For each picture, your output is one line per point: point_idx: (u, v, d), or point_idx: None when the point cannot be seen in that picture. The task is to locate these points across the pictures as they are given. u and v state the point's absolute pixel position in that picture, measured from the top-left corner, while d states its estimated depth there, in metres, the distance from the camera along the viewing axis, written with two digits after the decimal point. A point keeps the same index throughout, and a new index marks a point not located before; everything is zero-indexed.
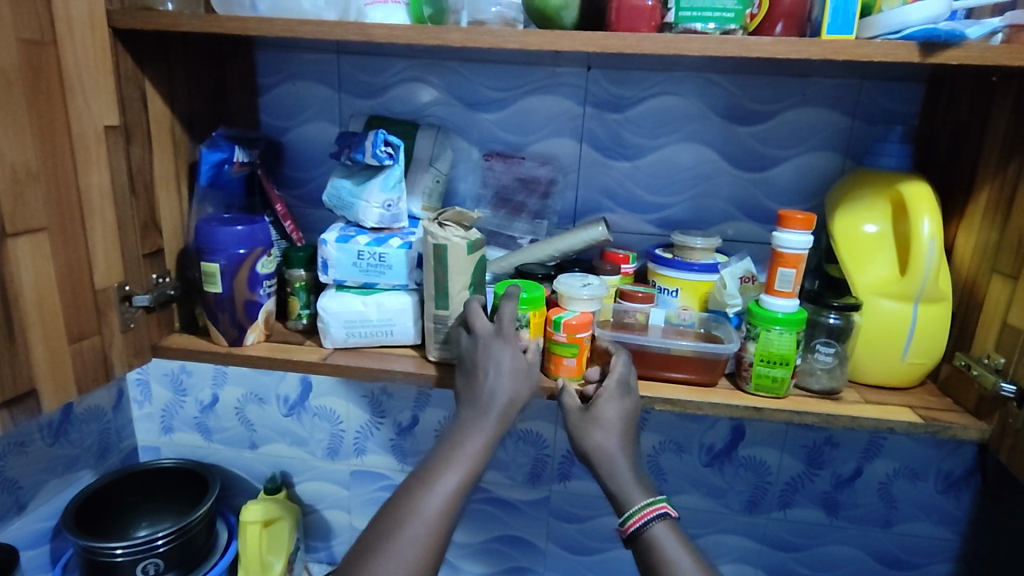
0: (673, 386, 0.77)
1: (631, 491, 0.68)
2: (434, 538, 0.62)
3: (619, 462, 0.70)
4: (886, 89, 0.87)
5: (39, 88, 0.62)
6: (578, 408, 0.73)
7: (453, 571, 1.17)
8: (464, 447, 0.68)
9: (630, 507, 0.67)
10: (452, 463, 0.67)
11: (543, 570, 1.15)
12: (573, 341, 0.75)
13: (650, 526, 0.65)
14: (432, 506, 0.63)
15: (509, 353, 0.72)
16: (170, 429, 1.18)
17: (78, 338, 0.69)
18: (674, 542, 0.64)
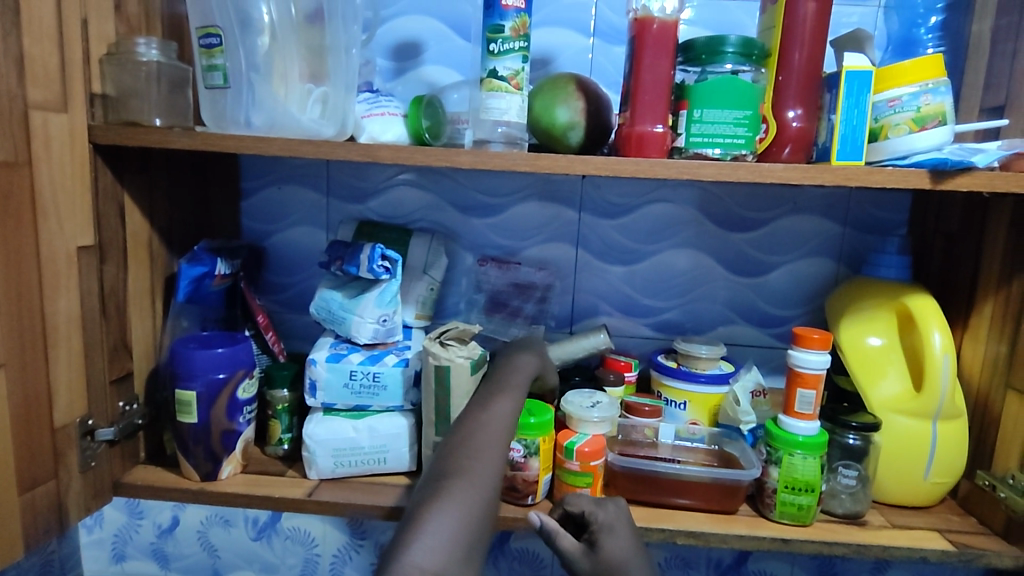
0: (688, 513, 0.72)
1: None
2: (484, 508, 0.48)
3: (643, 574, 0.63)
4: (874, 199, 0.89)
5: (8, 212, 0.57)
6: (581, 549, 0.64)
7: None
8: (488, 424, 0.58)
9: None
10: (482, 440, 0.56)
11: None
12: (586, 470, 0.71)
13: None
14: (471, 477, 0.51)
15: (523, 368, 0.70)
16: (122, 557, 1.06)
17: (31, 486, 0.61)
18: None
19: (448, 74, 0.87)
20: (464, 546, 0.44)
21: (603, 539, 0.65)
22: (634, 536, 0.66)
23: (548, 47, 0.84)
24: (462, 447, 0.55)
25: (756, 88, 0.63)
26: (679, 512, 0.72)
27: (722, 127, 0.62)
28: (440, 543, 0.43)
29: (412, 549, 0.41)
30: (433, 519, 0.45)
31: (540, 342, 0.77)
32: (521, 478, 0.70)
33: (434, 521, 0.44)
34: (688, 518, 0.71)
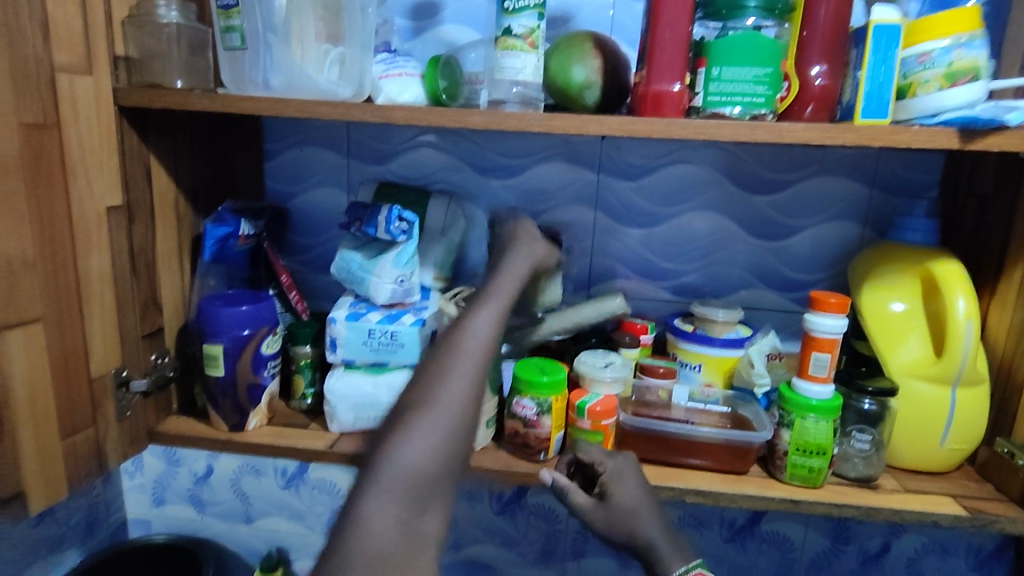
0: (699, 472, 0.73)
1: (667, 553, 0.65)
2: (448, 437, 0.50)
3: (652, 521, 0.66)
4: (904, 160, 0.86)
5: (39, 173, 0.59)
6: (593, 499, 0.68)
7: None
8: (469, 334, 0.57)
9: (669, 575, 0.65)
10: (476, 349, 0.56)
11: None
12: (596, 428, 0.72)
13: None
14: (441, 406, 0.51)
15: (515, 272, 0.67)
16: (162, 501, 1.13)
17: (71, 433, 0.65)
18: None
19: (466, 32, 0.86)
20: (421, 490, 0.47)
21: (614, 490, 0.67)
22: (643, 484, 0.68)
23: (567, 3, 0.82)
24: (439, 361, 0.55)
25: (778, 44, 0.61)
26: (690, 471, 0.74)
27: (741, 85, 0.61)
28: (397, 487, 0.46)
29: (369, 497, 0.46)
30: (390, 462, 0.47)
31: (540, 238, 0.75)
32: (534, 435, 0.72)
33: (389, 468, 0.47)
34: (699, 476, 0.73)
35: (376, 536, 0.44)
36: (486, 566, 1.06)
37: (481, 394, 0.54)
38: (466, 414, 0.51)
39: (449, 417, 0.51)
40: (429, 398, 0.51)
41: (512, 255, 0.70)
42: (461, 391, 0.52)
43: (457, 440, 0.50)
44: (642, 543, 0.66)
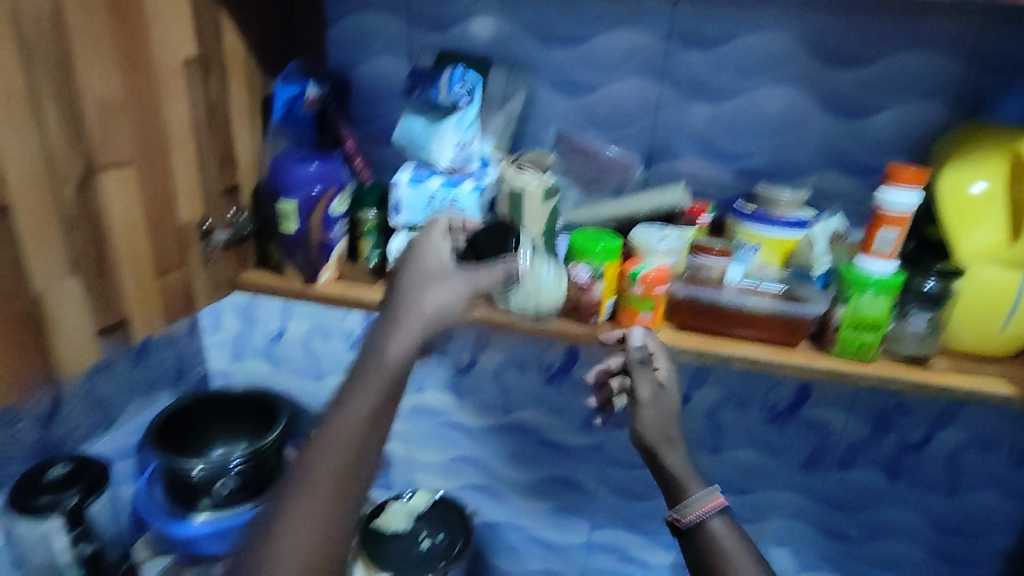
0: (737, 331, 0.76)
1: (689, 481, 0.69)
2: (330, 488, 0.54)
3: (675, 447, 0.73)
4: (1011, 30, 0.78)
5: (122, 19, 0.61)
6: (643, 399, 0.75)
7: (505, 503, 1.21)
8: (369, 364, 0.59)
9: (689, 499, 0.67)
10: (342, 436, 0.55)
11: (592, 511, 1.17)
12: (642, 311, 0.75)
13: (708, 520, 0.65)
14: (318, 486, 0.53)
15: (428, 261, 0.66)
16: (241, 356, 1.23)
17: (163, 271, 0.72)
18: (732, 536, 0.63)
19: None
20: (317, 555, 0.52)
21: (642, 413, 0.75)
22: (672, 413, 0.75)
23: None
24: (349, 386, 0.58)
25: None
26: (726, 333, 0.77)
27: None
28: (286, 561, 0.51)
29: None
30: (278, 536, 0.51)
31: (446, 265, 0.66)
32: (586, 299, 0.75)
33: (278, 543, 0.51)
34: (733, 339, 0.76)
35: None
36: (531, 431, 1.14)
37: (374, 461, 0.56)
38: (339, 475, 0.54)
39: (312, 495, 0.53)
40: (310, 462, 0.54)
41: (402, 279, 0.65)
42: (335, 461, 0.54)
43: (336, 489, 0.53)
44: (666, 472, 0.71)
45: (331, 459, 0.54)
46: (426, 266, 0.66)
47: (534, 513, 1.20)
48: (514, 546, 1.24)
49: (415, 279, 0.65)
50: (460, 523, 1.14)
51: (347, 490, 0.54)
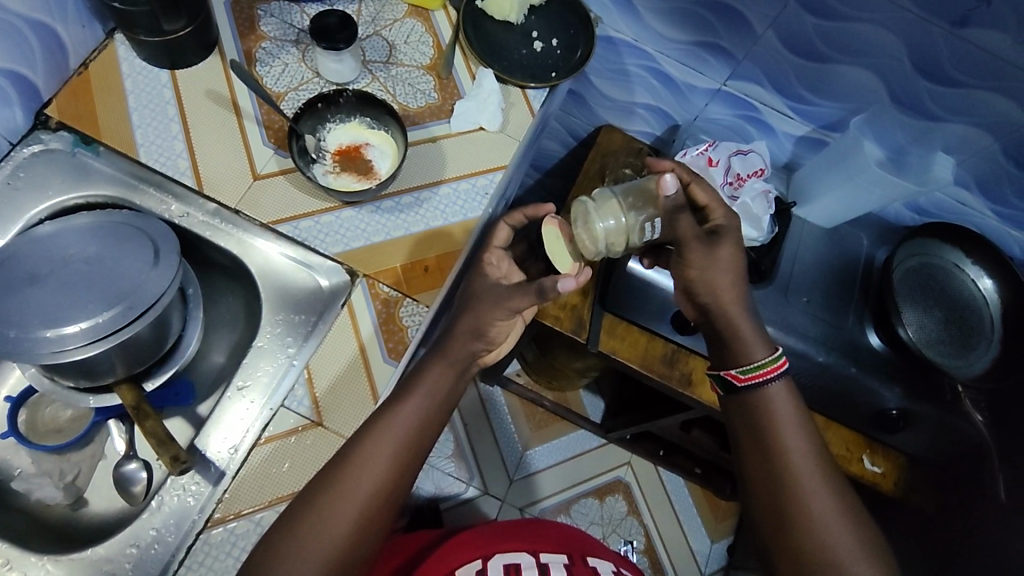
0: (818, 492, 0.64)
1: (755, 347, 0.73)
2: (424, 406, 0.67)
3: (738, 312, 0.75)
4: None
5: None
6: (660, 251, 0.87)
7: (637, 23, 0.95)
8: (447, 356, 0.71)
9: (757, 361, 0.71)
10: (424, 404, 0.67)
11: (741, 58, 0.93)
12: (756, 375, 0.70)
13: (770, 384, 0.70)
14: (413, 400, 0.67)
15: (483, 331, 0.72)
16: None
17: None
18: (787, 400, 0.70)
19: None
20: (393, 452, 0.64)
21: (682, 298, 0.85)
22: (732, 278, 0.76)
23: None
24: (399, 402, 0.67)
25: None
26: (800, 468, 0.66)
27: None
28: (371, 462, 0.62)
29: (357, 465, 0.62)
30: (357, 458, 0.63)
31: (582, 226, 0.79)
32: None
33: (361, 455, 0.63)
34: (813, 456, 0.67)
35: (383, 453, 0.63)
36: None
37: (419, 436, 0.66)
38: (399, 456, 0.64)
39: (381, 470, 0.62)
40: (413, 385, 0.68)
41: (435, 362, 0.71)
42: (416, 410, 0.67)
43: (332, 551, 0.59)
44: (731, 335, 0.74)
45: (378, 471, 0.62)
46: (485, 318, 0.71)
47: (668, 43, 0.96)
48: (628, 73, 1.04)
49: (488, 305, 0.72)
50: (582, 30, 0.93)
51: (389, 498, 0.63)
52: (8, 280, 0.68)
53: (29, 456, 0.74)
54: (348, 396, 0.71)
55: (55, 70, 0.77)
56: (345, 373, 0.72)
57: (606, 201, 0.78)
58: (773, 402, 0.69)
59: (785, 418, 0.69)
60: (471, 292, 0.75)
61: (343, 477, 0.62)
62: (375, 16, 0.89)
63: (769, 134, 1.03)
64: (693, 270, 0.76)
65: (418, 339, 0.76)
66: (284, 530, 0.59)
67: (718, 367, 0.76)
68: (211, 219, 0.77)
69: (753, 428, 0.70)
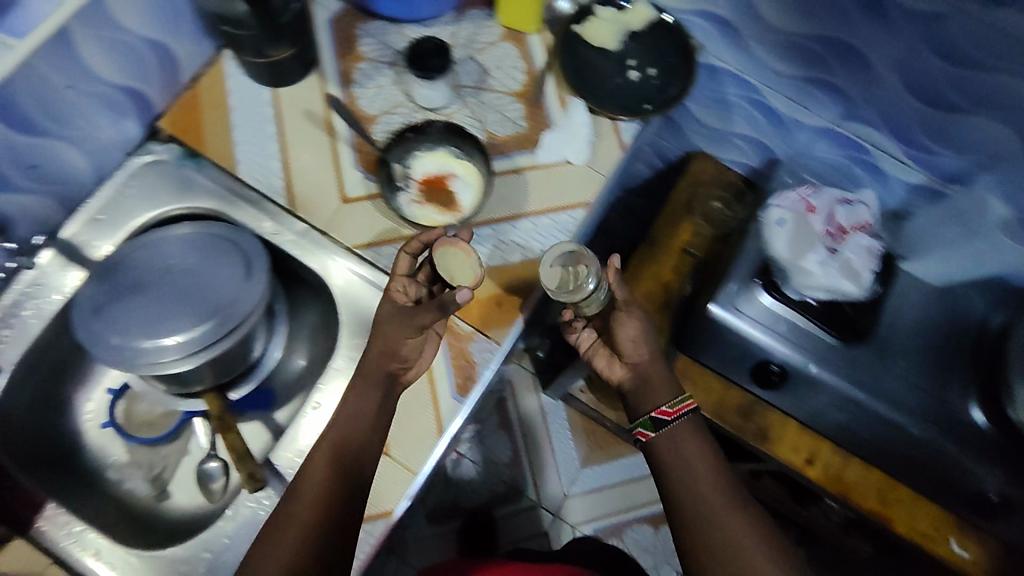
0: (740, 527, 0.69)
1: (664, 387, 0.80)
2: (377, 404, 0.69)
3: None
4: None
5: None
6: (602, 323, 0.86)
7: (744, 53, 0.89)
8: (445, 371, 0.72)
9: (670, 399, 0.79)
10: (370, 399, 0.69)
11: (856, 97, 0.86)
12: (677, 409, 0.78)
13: (684, 419, 0.78)
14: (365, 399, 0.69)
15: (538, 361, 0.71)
16: None
17: None
18: (701, 436, 0.78)
19: None
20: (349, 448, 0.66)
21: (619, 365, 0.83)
22: None
23: None
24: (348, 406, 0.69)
25: None
26: (720, 506, 0.71)
27: None
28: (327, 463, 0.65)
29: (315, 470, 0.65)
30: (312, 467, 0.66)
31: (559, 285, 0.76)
32: None
33: (315, 462, 0.66)
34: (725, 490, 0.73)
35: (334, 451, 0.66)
36: None
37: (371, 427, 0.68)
38: (359, 440, 0.67)
39: (343, 447, 0.66)
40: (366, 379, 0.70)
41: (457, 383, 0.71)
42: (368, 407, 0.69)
43: (307, 524, 0.61)
44: None
45: (335, 472, 0.65)
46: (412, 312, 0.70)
47: (776, 76, 0.90)
48: (729, 103, 0.99)
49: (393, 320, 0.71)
50: (682, 59, 0.88)
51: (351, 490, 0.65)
52: (116, 287, 0.73)
53: (124, 445, 0.80)
54: (413, 428, 0.73)
55: (168, 85, 0.81)
56: (411, 403, 0.74)
57: (586, 264, 0.77)
58: (685, 444, 0.76)
59: (691, 453, 0.75)
60: (375, 320, 0.73)
61: (316, 467, 0.66)
62: (471, 39, 0.88)
63: (880, 178, 0.95)
64: (631, 335, 0.80)
65: (488, 376, 0.76)
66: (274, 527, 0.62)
67: (639, 413, 0.80)
68: (300, 239, 0.80)
69: (681, 473, 0.74)
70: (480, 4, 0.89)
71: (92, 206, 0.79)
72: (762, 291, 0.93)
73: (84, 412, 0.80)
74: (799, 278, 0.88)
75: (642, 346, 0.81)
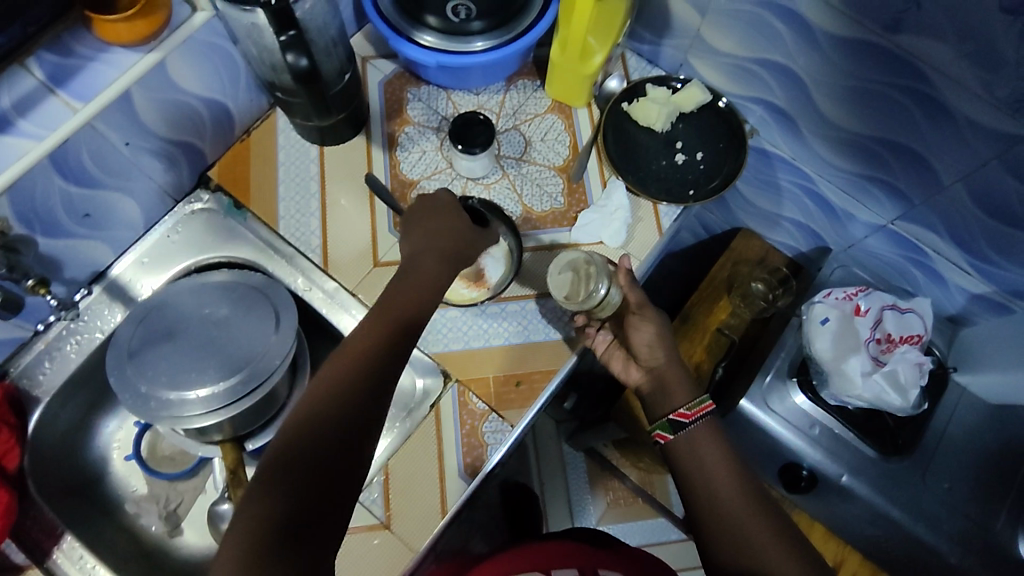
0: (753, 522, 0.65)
1: (680, 390, 0.74)
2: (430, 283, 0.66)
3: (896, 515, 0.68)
4: None
5: None
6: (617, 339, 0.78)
7: (798, 143, 0.86)
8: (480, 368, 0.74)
9: (682, 400, 0.73)
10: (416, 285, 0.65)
11: (916, 201, 0.81)
12: (696, 411, 0.72)
13: (703, 418, 0.72)
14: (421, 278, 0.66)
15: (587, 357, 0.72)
16: None
17: None
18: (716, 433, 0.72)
19: None
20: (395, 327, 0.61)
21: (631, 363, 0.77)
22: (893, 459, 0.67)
23: None
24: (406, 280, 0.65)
25: None
26: (733, 502, 0.67)
27: None
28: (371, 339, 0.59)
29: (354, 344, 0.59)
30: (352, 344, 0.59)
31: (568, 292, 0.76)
32: None
33: (357, 339, 0.59)
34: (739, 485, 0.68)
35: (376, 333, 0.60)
36: (912, 72, 0.68)
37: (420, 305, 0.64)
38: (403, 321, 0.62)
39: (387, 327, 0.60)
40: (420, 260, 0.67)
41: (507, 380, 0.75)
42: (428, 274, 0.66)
43: (331, 406, 0.54)
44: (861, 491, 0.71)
45: (377, 346, 0.59)
46: (451, 240, 0.68)
47: (831, 168, 0.86)
48: (779, 187, 0.95)
49: (421, 217, 0.70)
50: (732, 144, 0.85)
51: (387, 374, 0.58)
52: (150, 331, 0.75)
53: (145, 478, 0.83)
54: (417, 505, 0.72)
55: (221, 137, 0.84)
56: (419, 479, 0.73)
57: (598, 269, 0.75)
58: (702, 442, 0.71)
59: (711, 457, 0.70)
60: (418, 232, 0.69)
61: (341, 357, 0.58)
62: (517, 109, 0.88)
63: (938, 282, 0.89)
64: (645, 339, 0.76)
65: (497, 458, 0.74)
66: (257, 479, 0.51)
67: (656, 416, 0.75)
68: (331, 297, 0.82)
69: (696, 466, 0.69)
70: (531, 75, 0.89)
71: (139, 248, 0.83)
72: (796, 390, 0.89)
73: (112, 441, 0.84)
74: (838, 383, 0.83)
75: (659, 352, 0.77)
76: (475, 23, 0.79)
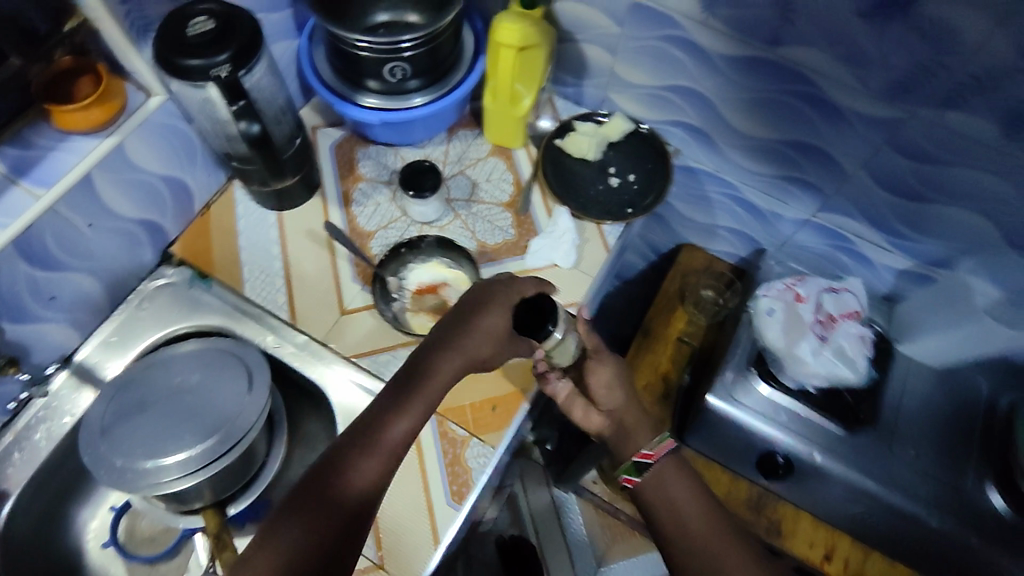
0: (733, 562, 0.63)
1: (643, 428, 0.71)
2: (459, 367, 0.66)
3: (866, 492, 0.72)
4: None
5: None
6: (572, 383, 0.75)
7: (718, 156, 0.95)
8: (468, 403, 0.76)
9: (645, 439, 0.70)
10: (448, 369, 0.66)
11: (829, 192, 0.89)
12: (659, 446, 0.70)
13: (666, 457, 0.69)
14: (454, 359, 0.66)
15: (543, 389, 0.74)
16: None
17: None
18: (681, 470, 0.70)
19: None
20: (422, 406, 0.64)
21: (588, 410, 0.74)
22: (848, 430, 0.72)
23: None
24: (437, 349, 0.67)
25: None
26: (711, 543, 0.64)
27: None
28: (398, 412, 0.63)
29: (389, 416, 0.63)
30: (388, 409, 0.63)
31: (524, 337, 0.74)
32: None
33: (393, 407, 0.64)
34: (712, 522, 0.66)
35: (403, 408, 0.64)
36: (798, 78, 0.77)
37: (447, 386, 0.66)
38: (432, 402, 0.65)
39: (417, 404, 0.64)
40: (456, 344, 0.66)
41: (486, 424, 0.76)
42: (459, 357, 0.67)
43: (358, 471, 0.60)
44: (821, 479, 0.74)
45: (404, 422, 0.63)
46: (502, 336, 0.67)
47: (751, 174, 0.94)
48: (709, 199, 1.03)
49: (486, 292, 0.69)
50: (660, 163, 0.93)
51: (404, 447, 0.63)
52: (123, 406, 0.75)
53: (124, 563, 0.81)
54: (409, 538, 0.72)
55: (182, 214, 0.88)
56: (408, 511, 0.73)
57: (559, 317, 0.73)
58: (666, 483, 0.68)
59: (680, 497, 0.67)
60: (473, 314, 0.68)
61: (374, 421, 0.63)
62: (461, 156, 0.95)
63: (866, 264, 0.97)
64: (602, 388, 0.72)
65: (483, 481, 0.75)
66: (294, 502, 0.57)
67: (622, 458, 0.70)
68: (301, 350, 0.83)
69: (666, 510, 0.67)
70: (470, 124, 0.97)
71: (105, 329, 0.84)
72: (758, 380, 0.92)
73: (87, 530, 0.81)
74: (794, 366, 0.89)
75: (618, 394, 0.72)
76: (411, 83, 0.85)
